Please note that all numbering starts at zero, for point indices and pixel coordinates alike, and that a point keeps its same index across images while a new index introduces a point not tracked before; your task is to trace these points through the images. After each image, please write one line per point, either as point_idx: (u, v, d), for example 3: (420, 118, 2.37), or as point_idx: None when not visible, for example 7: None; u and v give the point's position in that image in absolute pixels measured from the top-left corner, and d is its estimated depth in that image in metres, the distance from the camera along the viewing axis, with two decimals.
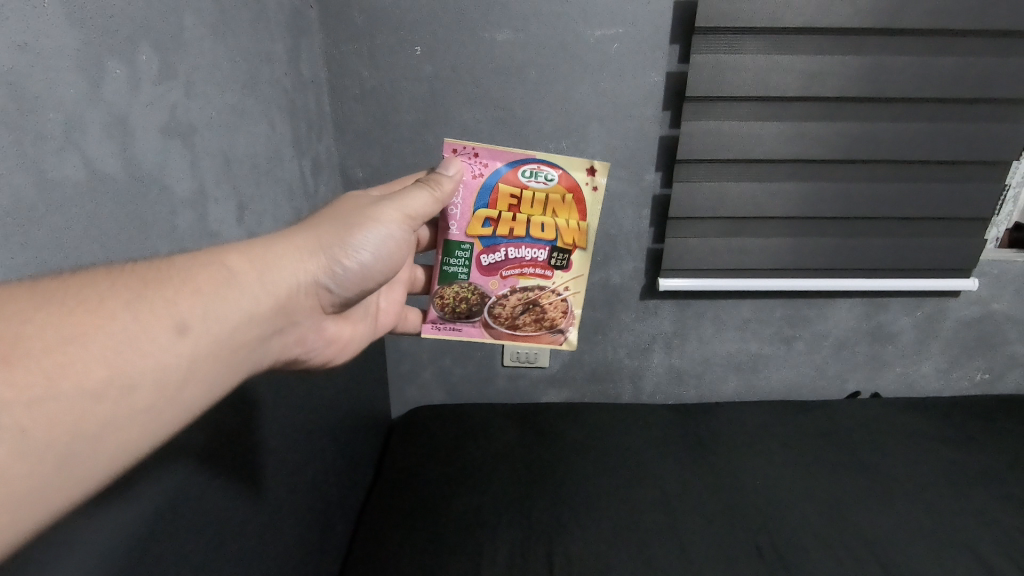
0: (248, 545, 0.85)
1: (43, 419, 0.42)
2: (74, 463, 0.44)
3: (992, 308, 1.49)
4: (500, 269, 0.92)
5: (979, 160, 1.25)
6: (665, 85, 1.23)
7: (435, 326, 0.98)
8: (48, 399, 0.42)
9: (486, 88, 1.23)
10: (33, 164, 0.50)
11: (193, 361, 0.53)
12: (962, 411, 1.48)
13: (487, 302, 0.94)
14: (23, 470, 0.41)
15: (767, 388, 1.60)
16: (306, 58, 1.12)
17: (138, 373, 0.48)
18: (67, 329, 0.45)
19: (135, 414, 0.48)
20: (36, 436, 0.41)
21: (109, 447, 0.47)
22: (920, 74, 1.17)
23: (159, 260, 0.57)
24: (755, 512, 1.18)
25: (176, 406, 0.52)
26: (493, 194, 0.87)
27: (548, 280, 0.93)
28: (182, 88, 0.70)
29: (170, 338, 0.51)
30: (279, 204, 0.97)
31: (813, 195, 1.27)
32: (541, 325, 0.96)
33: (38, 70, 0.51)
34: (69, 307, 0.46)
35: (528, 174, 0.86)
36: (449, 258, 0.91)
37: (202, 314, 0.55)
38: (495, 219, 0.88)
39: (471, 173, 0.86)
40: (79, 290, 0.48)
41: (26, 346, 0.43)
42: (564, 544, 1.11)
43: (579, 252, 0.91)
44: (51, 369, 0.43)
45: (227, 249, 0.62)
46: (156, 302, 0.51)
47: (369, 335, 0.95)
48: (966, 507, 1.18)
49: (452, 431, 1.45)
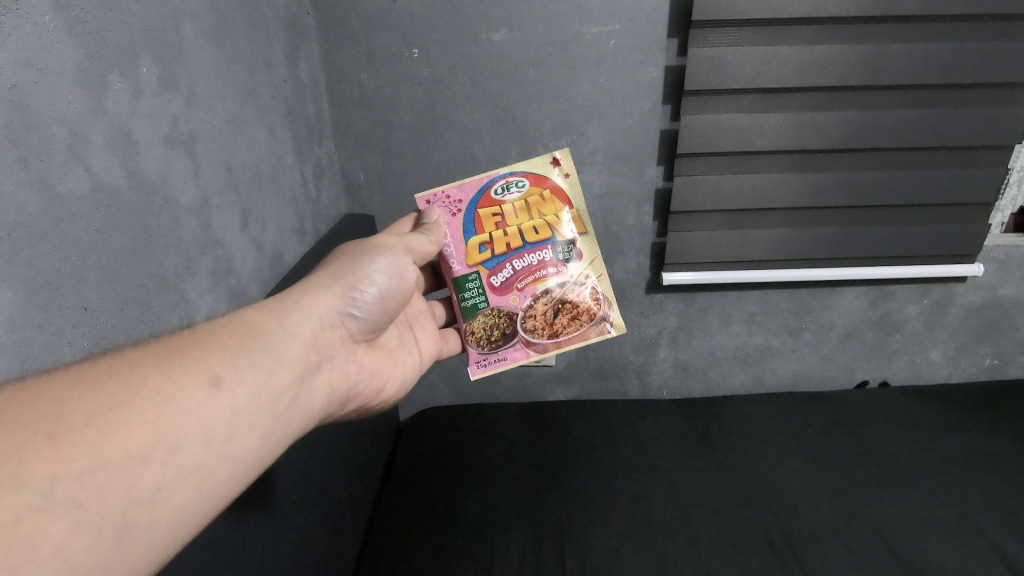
0: (260, 552, 0.86)
1: (94, 491, 0.44)
2: (134, 532, 0.46)
3: (999, 294, 1.48)
4: (514, 283, 0.95)
5: (982, 145, 1.25)
6: (663, 80, 1.22)
7: (480, 363, 0.97)
8: (96, 470, 0.45)
9: (484, 88, 1.23)
10: (39, 178, 0.51)
11: (232, 413, 0.55)
12: (971, 399, 1.47)
13: (518, 319, 0.95)
14: (84, 545, 0.43)
15: (775, 380, 1.60)
16: (304, 64, 1.12)
17: (179, 433, 0.51)
18: (107, 401, 0.48)
19: (185, 473, 0.50)
20: (91, 508, 0.43)
21: (166, 511, 0.49)
22: (919, 61, 1.16)
23: (184, 327, 0.60)
24: (766, 506, 1.18)
25: (223, 460, 0.54)
26: (477, 220, 0.93)
27: (564, 275, 0.96)
28: (183, 98, 0.71)
29: (205, 392, 0.54)
30: (283, 211, 0.98)
31: (815, 186, 1.27)
32: (579, 321, 0.97)
33: (41, 85, 0.51)
34: (105, 380, 0.49)
35: (501, 190, 0.93)
36: (464, 294, 0.95)
37: (231, 367, 0.58)
38: (489, 240, 0.93)
39: (449, 213, 0.93)
40: (111, 365, 0.51)
41: (69, 422, 0.45)
42: (576, 542, 1.12)
43: (583, 236, 0.95)
44: (96, 439, 0.45)
45: (245, 307, 0.65)
46: (186, 364, 0.54)
47: (416, 371, 0.95)
48: (979, 495, 1.18)
49: (462, 432, 1.46)
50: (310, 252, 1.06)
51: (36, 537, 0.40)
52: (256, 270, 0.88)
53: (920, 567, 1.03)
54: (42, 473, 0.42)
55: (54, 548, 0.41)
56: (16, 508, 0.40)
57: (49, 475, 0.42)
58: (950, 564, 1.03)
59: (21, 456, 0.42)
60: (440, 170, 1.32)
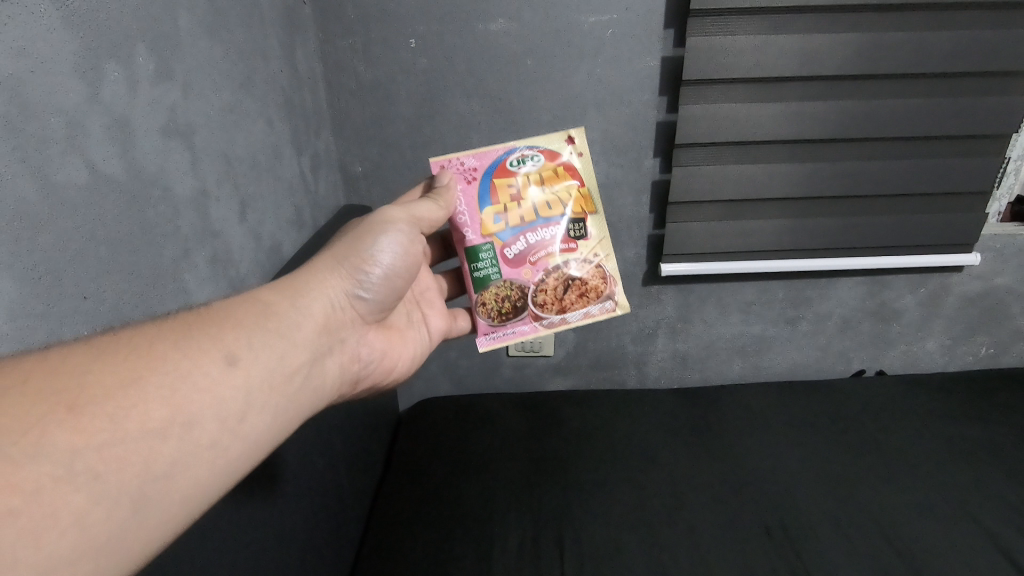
0: (261, 541, 0.86)
1: (113, 463, 0.44)
2: (149, 505, 0.47)
3: (995, 283, 1.49)
4: (527, 257, 0.94)
5: (980, 134, 1.25)
6: (660, 70, 1.22)
7: (488, 335, 0.97)
8: (115, 442, 0.45)
9: (481, 78, 1.23)
10: (38, 169, 0.51)
11: (245, 391, 0.56)
12: (967, 387, 1.48)
13: (528, 293, 0.95)
14: (101, 515, 0.43)
15: (772, 369, 1.61)
16: (301, 55, 1.11)
17: (195, 409, 0.51)
18: (126, 375, 0.48)
19: (200, 450, 0.51)
20: (109, 480, 0.44)
21: (179, 486, 0.49)
22: (917, 50, 1.16)
23: (201, 305, 0.61)
24: (763, 494, 1.19)
25: (236, 438, 0.54)
26: (493, 189, 0.93)
27: (574, 252, 0.95)
28: (180, 89, 0.71)
29: (220, 370, 0.54)
30: (281, 202, 0.98)
31: (813, 176, 1.27)
32: (586, 298, 0.96)
33: (38, 74, 0.51)
34: (124, 354, 0.49)
35: (516, 162, 0.93)
36: (476, 264, 0.94)
37: (246, 346, 0.58)
38: (504, 211, 0.93)
39: (464, 180, 0.93)
40: (130, 339, 0.51)
41: (89, 394, 0.46)
42: (575, 528, 1.13)
43: (592, 215, 0.95)
44: (115, 413, 0.46)
45: (258, 287, 0.66)
46: (202, 341, 0.55)
47: (425, 348, 0.96)
48: (973, 482, 1.19)
49: (461, 421, 1.46)
50: (308, 243, 1.06)
51: (56, 506, 0.41)
52: (255, 261, 0.88)
53: (916, 554, 1.04)
54: (62, 444, 0.42)
55: (73, 516, 0.42)
56: (37, 477, 0.40)
57: (70, 445, 0.42)
58: (945, 551, 1.05)
59: (43, 427, 0.42)
60: None
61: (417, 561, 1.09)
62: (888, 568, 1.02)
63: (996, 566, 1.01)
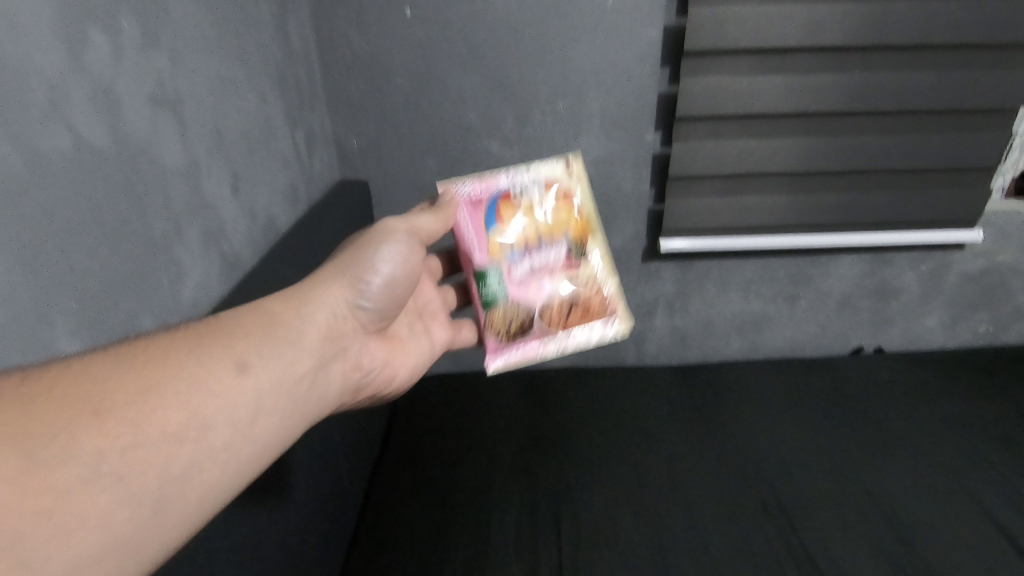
0: (266, 517, 0.86)
1: (135, 465, 0.47)
2: (169, 504, 0.49)
3: (997, 259, 1.48)
4: (534, 279, 0.98)
5: (987, 108, 1.22)
6: (662, 42, 1.19)
7: (497, 354, 1.00)
8: (137, 446, 0.48)
9: (479, 50, 1.20)
10: (19, 136, 0.49)
11: (255, 397, 0.58)
12: (967, 365, 1.48)
13: (534, 313, 0.99)
14: (124, 516, 0.46)
15: (770, 347, 1.60)
16: (294, 25, 1.09)
17: (209, 415, 0.54)
18: (144, 383, 0.51)
19: (214, 453, 0.54)
20: (132, 482, 0.47)
21: (197, 486, 0.52)
22: (926, 21, 1.13)
23: (211, 314, 0.63)
24: (761, 472, 1.19)
25: (248, 442, 0.57)
26: (498, 214, 0.96)
27: (578, 273, 1.00)
28: (167, 57, 0.69)
29: (232, 377, 0.57)
30: (274, 176, 0.96)
31: (816, 151, 1.25)
32: (590, 316, 1.01)
33: (16, 37, 0.49)
34: (143, 362, 0.52)
35: (519, 188, 0.97)
36: (484, 284, 0.97)
37: (256, 355, 0.61)
38: (510, 235, 0.96)
39: (470, 203, 0.95)
40: (148, 344, 0.53)
41: (112, 400, 0.48)
42: (572, 505, 1.14)
43: (592, 238, 1.01)
44: (134, 418, 0.48)
45: (267, 295, 0.68)
46: (214, 351, 0.57)
47: (431, 355, 0.97)
48: (971, 460, 1.20)
49: (459, 400, 1.47)
50: (304, 219, 1.04)
51: (83, 507, 0.43)
52: (248, 236, 0.86)
53: (912, 531, 1.05)
54: (89, 447, 0.45)
55: (99, 518, 0.44)
56: (66, 478, 0.43)
57: (95, 448, 0.45)
58: (942, 528, 1.05)
59: (72, 432, 0.45)
60: (436, 135, 1.30)
61: (415, 539, 1.10)
62: (884, 545, 1.03)
63: (993, 542, 1.02)
